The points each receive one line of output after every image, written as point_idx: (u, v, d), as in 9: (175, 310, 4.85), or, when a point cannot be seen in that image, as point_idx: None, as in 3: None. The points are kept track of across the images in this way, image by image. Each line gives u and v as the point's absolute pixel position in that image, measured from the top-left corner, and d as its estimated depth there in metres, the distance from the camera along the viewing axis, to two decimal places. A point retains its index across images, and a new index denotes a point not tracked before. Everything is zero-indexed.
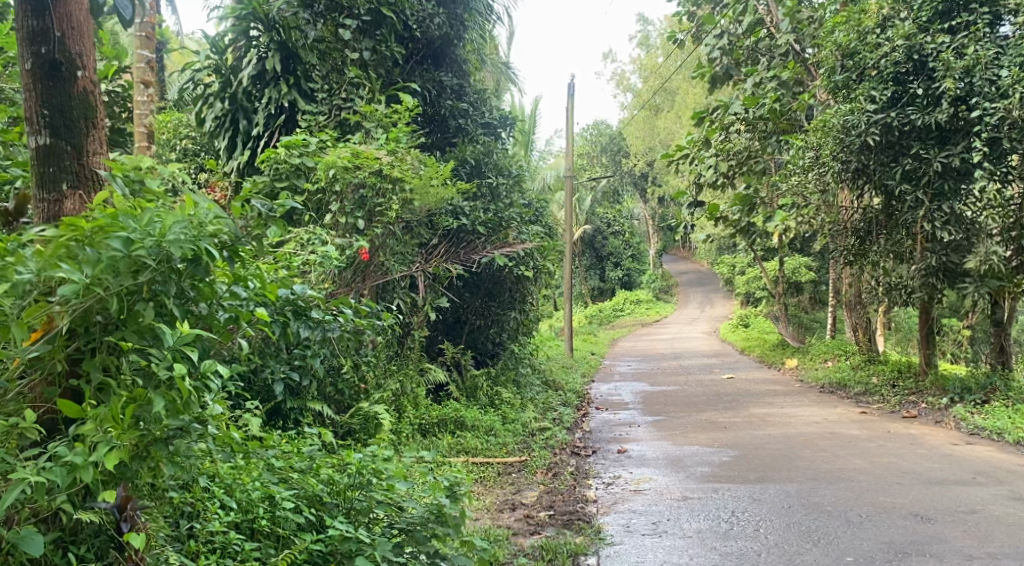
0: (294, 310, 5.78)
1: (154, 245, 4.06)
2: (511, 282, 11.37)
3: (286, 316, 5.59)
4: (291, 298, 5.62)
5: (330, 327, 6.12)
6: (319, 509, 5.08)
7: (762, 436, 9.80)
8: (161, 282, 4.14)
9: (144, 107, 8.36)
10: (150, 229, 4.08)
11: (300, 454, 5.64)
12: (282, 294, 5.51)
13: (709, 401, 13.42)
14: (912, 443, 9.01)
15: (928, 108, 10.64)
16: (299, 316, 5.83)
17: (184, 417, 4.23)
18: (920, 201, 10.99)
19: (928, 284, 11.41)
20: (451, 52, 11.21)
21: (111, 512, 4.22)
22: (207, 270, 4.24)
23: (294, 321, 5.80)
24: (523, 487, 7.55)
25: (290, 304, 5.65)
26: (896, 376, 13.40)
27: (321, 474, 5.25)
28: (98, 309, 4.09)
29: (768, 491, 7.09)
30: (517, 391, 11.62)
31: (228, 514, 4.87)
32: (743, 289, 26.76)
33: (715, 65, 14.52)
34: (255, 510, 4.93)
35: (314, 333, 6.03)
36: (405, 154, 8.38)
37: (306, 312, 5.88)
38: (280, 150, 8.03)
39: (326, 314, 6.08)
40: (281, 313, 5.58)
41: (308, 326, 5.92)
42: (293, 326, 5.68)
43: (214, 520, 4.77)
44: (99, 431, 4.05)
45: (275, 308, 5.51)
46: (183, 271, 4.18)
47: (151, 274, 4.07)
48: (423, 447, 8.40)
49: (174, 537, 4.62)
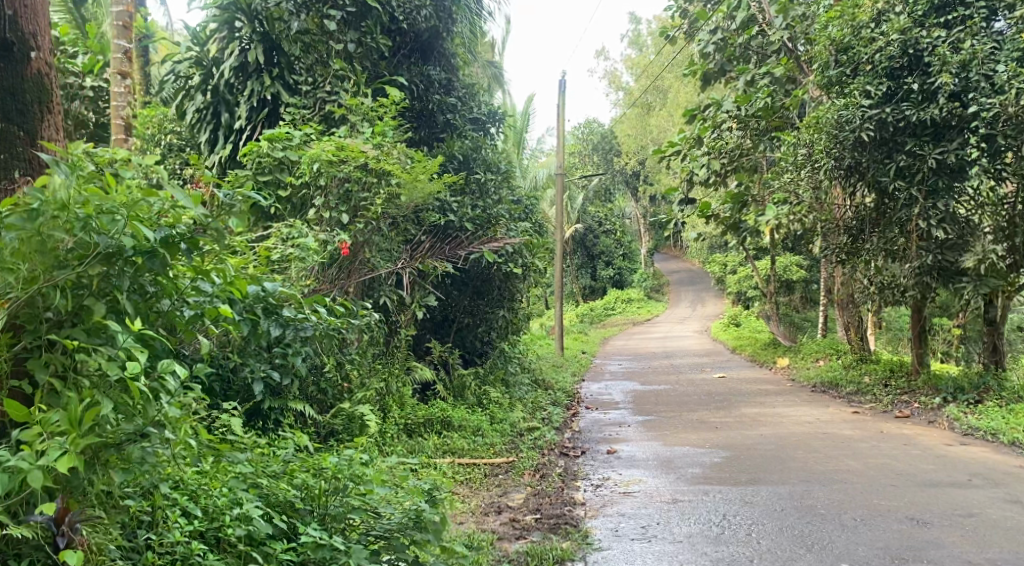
0: (265, 307, 5.58)
1: (106, 236, 4.09)
2: (500, 280, 11.23)
3: (257, 313, 5.41)
4: (261, 294, 5.43)
5: (304, 327, 5.82)
6: (291, 515, 4.94)
7: (753, 436, 9.64)
8: (110, 277, 4.19)
9: (122, 99, 8.15)
10: (102, 225, 4.09)
11: (273, 457, 5.48)
12: (252, 290, 5.35)
13: (700, 401, 13.25)
14: (906, 444, 8.87)
15: (922, 104, 10.50)
16: (271, 314, 5.65)
17: (138, 420, 4.14)
18: (914, 198, 10.85)
19: (922, 283, 11.27)
20: (439, 45, 11.03)
21: (48, 527, 4.07)
22: (163, 263, 4.30)
23: (264, 319, 5.59)
24: (509, 489, 7.37)
25: (261, 301, 5.45)
26: (888, 375, 13.28)
27: (295, 479, 5.11)
28: (46, 304, 4.09)
29: (760, 493, 6.93)
30: (506, 390, 11.44)
31: (192, 523, 4.65)
32: (734, 288, 26.64)
33: (707, 61, 14.36)
34: (221, 518, 4.71)
35: (285, 332, 5.77)
36: (391, 148, 8.22)
37: (277, 309, 5.66)
38: (263, 143, 7.88)
39: (299, 313, 5.80)
40: (251, 311, 5.40)
41: (279, 324, 5.69)
42: (263, 325, 5.50)
43: (174, 528, 4.53)
44: (38, 431, 3.95)
45: (243, 305, 5.32)
46: (138, 263, 4.24)
47: (96, 265, 4.11)
48: (408, 447, 8.21)
49: (129, 549, 4.40)
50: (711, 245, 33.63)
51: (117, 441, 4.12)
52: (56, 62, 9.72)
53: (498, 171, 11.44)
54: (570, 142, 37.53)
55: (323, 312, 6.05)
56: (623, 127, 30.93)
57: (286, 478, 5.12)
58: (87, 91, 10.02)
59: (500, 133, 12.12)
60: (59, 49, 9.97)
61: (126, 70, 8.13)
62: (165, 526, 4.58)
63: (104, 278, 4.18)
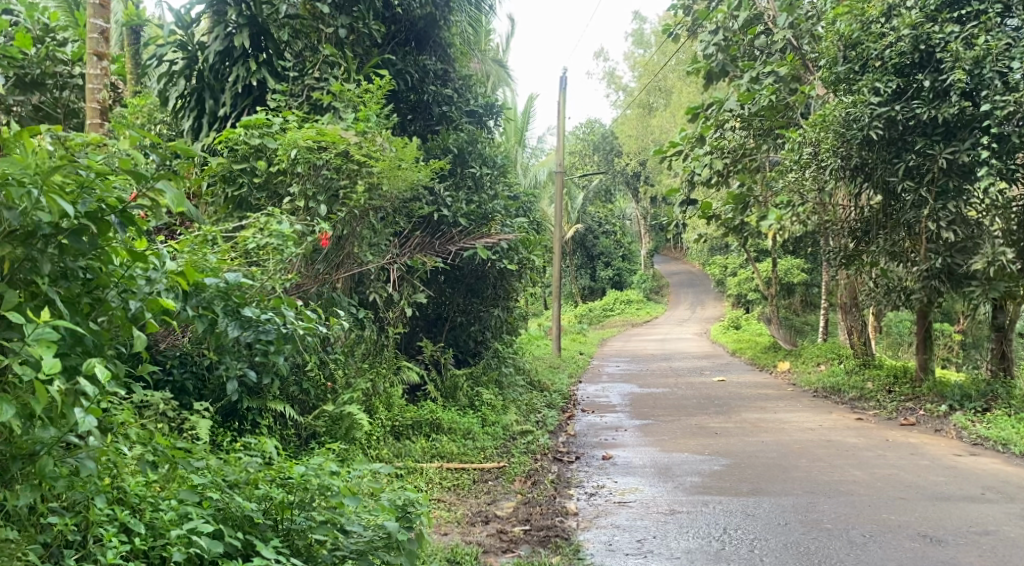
0: (223, 304, 5.37)
1: (17, 211, 3.94)
2: (495, 277, 10.87)
3: (217, 309, 5.29)
4: (221, 287, 5.34)
5: (266, 329, 5.53)
6: (249, 531, 4.65)
7: (754, 443, 9.27)
8: (28, 260, 4.03)
9: (97, 81, 7.84)
10: (11, 197, 3.93)
11: (238, 462, 5.27)
12: (211, 280, 5.26)
13: (698, 405, 12.86)
14: (913, 454, 8.50)
15: (934, 101, 10.12)
16: (229, 314, 5.41)
17: (54, 428, 4.02)
18: (925, 199, 10.51)
19: (929, 287, 10.88)
20: (435, 34, 10.66)
21: None
22: (89, 245, 4.13)
23: (224, 319, 5.38)
24: (498, 497, 7.02)
25: (220, 296, 5.35)
26: (892, 382, 12.91)
27: (256, 491, 4.87)
28: None
29: (762, 506, 6.56)
30: (499, 392, 11.07)
31: (134, 542, 4.36)
32: (735, 291, 26.29)
33: (710, 61, 13.97)
34: (169, 534, 4.39)
35: (247, 333, 5.46)
36: (375, 135, 7.91)
37: (239, 309, 5.43)
38: (239, 131, 7.64)
39: (261, 314, 5.53)
40: (210, 308, 5.28)
41: (239, 325, 5.40)
42: (223, 324, 5.30)
43: (109, 549, 4.24)
44: None
45: (200, 297, 5.23)
46: (63, 245, 4.10)
47: (8, 245, 3.96)
48: (394, 451, 7.85)
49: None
50: (712, 247, 33.29)
51: (30, 450, 4.02)
52: (44, 49, 9.35)
53: (494, 165, 11.04)
54: (571, 141, 37.17)
55: (291, 313, 5.79)
56: (622, 126, 30.58)
57: (247, 489, 4.89)
58: (76, 79, 9.65)
59: (498, 126, 11.80)
60: (48, 36, 9.62)
61: (102, 51, 7.79)
62: (99, 546, 4.29)
63: (21, 262, 4.02)
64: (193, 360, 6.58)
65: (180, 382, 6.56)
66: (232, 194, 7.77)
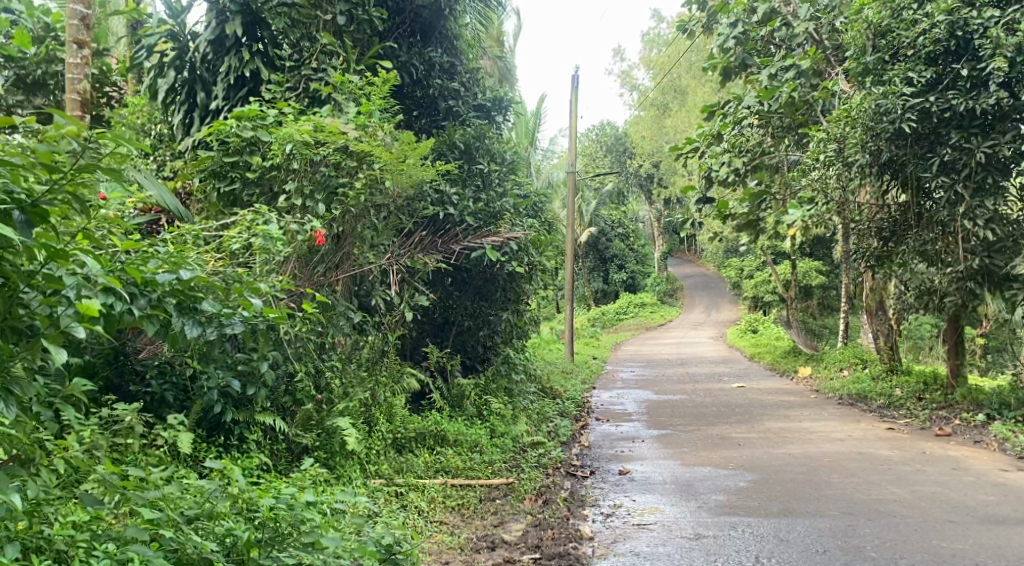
0: (179, 302, 4.92)
1: None
2: (504, 279, 10.27)
3: (170, 309, 4.85)
4: (175, 283, 4.87)
5: (229, 323, 5.12)
6: None
7: (780, 456, 8.64)
8: None
9: (77, 71, 7.33)
10: None
11: (202, 491, 4.89)
12: (161, 278, 4.82)
13: (718, 413, 12.24)
14: (955, 468, 7.88)
15: (971, 92, 9.47)
16: (185, 311, 4.95)
17: None
18: (960, 197, 9.91)
19: (964, 289, 10.28)
20: (441, 25, 10.14)
21: None
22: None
23: (178, 317, 4.91)
24: (507, 517, 6.49)
25: (175, 293, 4.89)
26: (922, 388, 12.28)
27: (219, 526, 4.54)
28: None
29: (795, 529, 6.01)
30: (508, 400, 10.47)
31: None
32: (751, 293, 25.64)
33: (729, 55, 13.28)
34: None
35: (205, 331, 5.03)
36: (376, 128, 7.37)
37: (195, 305, 4.94)
38: (229, 123, 7.09)
39: (223, 308, 5.03)
40: (162, 307, 4.83)
41: (196, 323, 4.95)
42: (175, 324, 4.85)
43: None
44: None
45: (150, 297, 4.78)
46: None
47: None
48: (396, 466, 7.31)
49: None
50: (726, 249, 32.67)
51: None
52: (43, 50, 8.77)
53: (502, 161, 10.41)
54: (583, 143, 36.64)
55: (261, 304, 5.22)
56: (635, 127, 29.92)
57: (208, 524, 4.53)
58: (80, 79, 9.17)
59: (508, 122, 11.18)
60: (50, 36, 9.03)
61: (84, 39, 7.31)
62: None
63: None
64: (175, 370, 6.24)
65: (159, 394, 6.17)
66: (224, 190, 7.34)
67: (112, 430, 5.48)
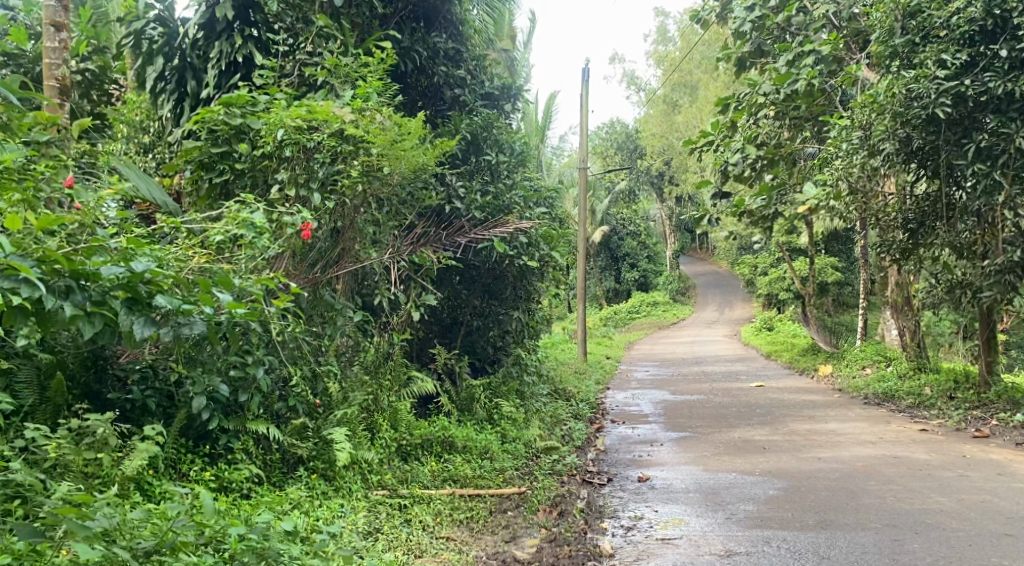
0: (127, 299, 4.53)
1: None
2: (513, 276, 9.78)
3: (114, 307, 4.46)
4: (124, 275, 4.47)
5: (188, 322, 4.70)
6: None
7: (811, 460, 8.11)
8: None
9: (55, 56, 6.75)
10: None
11: (165, 515, 4.53)
12: (106, 269, 4.42)
13: (739, 415, 11.69)
14: (1000, 473, 7.35)
15: (1009, 73, 8.89)
16: (137, 309, 4.55)
17: None
18: (998, 183, 9.24)
19: (1004, 283, 9.60)
20: (446, 10, 9.57)
21: None
22: None
23: (127, 315, 4.50)
24: (519, 532, 6.00)
25: (122, 286, 4.51)
26: (953, 386, 11.69)
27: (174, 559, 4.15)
28: None
29: (836, 545, 5.54)
30: (521, 404, 9.94)
31: None
32: (767, 289, 25.08)
33: (743, 42, 12.59)
34: None
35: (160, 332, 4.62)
36: (373, 112, 6.83)
37: (147, 300, 4.56)
38: (217, 109, 6.64)
39: (180, 304, 4.66)
40: (105, 304, 4.46)
41: (148, 322, 4.53)
42: (121, 323, 4.45)
43: None
44: None
45: (89, 292, 4.42)
46: None
47: None
48: (401, 475, 6.80)
49: None
50: (740, 247, 32.10)
51: None
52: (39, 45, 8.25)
53: (512, 152, 9.86)
54: (593, 141, 36.06)
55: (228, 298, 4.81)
56: (645, 125, 29.31)
57: (165, 559, 4.13)
58: None
59: (516, 112, 10.66)
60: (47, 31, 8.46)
61: (61, 21, 6.75)
62: None
63: None
64: (158, 375, 5.78)
65: (141, 402, 5.70)
66: (215, 182, 6.88)
67: (84, 442, 5.07)
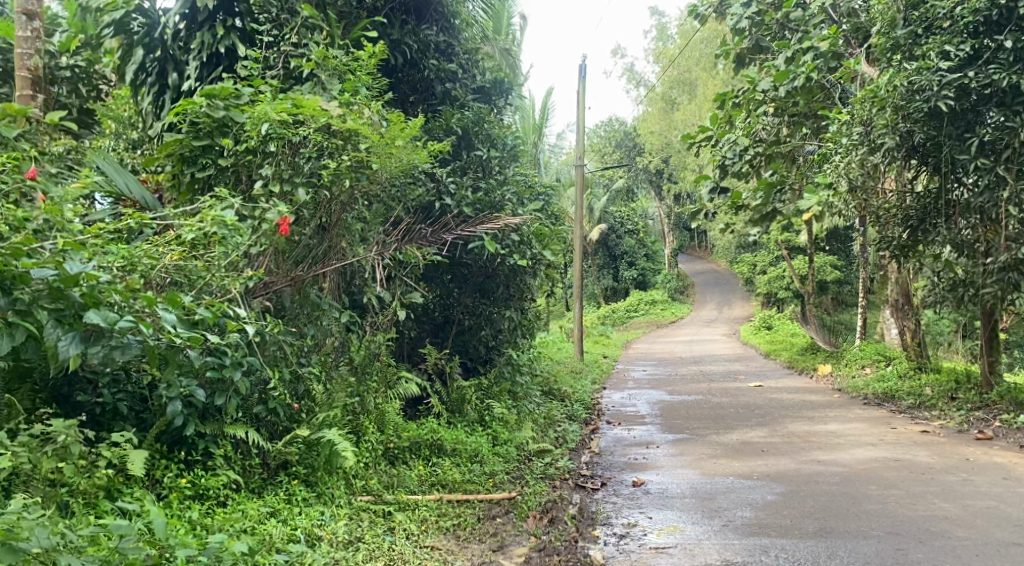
0: (57, 313, 4.69)
1: None
2: (505, 274, 9.55)
3: (41, 318, 4.62)
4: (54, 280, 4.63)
5: (120, 343, 4.76)
6: None
7: (811, 464, 7.88)
8: None
9: (27, 45, 6.52)
10: None
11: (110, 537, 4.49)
12: (35, 274, 4.59)
13: (737, 416, 11.45)
14: (1005, 477, 7.13)
15: (1014, 64, 8.66)
16: (66, 323, 4.72)
17: None
18: (1001, 179, 9.05)
19: (1006, 281, 9.18)
20: (436, 2, 9.33)
21: None
22: None
23: (53, 328, 4.67)
24: (508, 541, 5.78)
25: (51, 294, 4.67)
26: (955, 387, 11.47)
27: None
28: None
29: (835, 554, 5.32)
30: (514, 405, 9.72)
31: None
32: (766, 289, 24.82)
33: (742, 37, 12.36)
34: None
35: (90, 350, 4.73)
36: (361, 107, 6.71)
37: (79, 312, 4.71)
38: (198, 101, 6.40)
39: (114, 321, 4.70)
40: (33, 312, 4.63)
41: (73, 338, 4.68)
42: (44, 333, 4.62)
43: None
44: None
45: (14, 297, 4.60)
46: None
47: None
48: (386, 480, 6.55)
49: None
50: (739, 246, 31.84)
51: None
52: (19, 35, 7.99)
53: (504, 147, 9.63)
54: (591, 139, 35.79)
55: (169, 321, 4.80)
56: (644, 123, 29.08)
57: None
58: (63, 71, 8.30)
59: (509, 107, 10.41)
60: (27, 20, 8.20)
61: (34, 9, 6.52)
62: None
63: None
64: (130, 378, 5.56)
65: (112, 405, 5.47)
66: (197, 176, 6.62)
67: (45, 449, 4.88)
